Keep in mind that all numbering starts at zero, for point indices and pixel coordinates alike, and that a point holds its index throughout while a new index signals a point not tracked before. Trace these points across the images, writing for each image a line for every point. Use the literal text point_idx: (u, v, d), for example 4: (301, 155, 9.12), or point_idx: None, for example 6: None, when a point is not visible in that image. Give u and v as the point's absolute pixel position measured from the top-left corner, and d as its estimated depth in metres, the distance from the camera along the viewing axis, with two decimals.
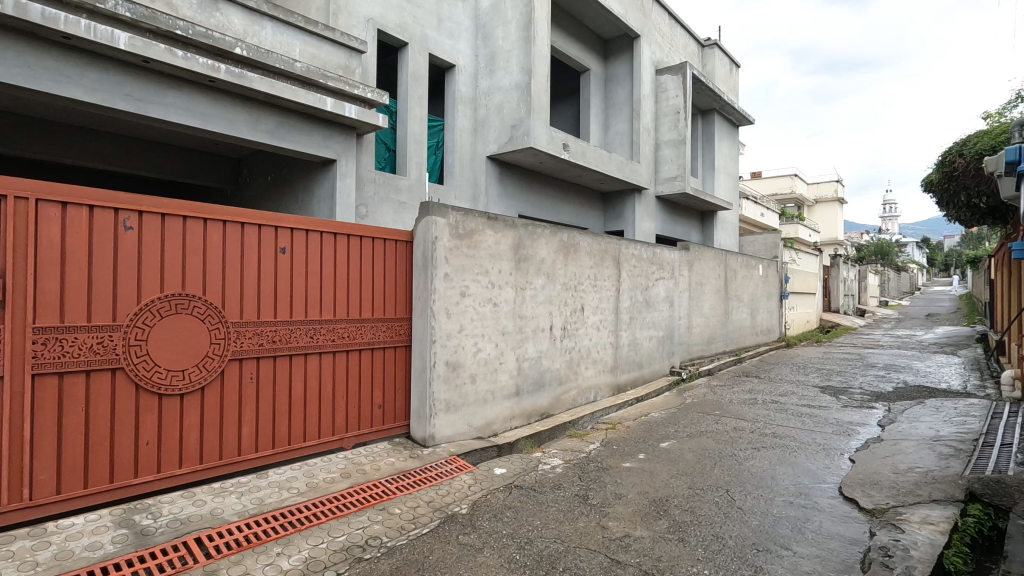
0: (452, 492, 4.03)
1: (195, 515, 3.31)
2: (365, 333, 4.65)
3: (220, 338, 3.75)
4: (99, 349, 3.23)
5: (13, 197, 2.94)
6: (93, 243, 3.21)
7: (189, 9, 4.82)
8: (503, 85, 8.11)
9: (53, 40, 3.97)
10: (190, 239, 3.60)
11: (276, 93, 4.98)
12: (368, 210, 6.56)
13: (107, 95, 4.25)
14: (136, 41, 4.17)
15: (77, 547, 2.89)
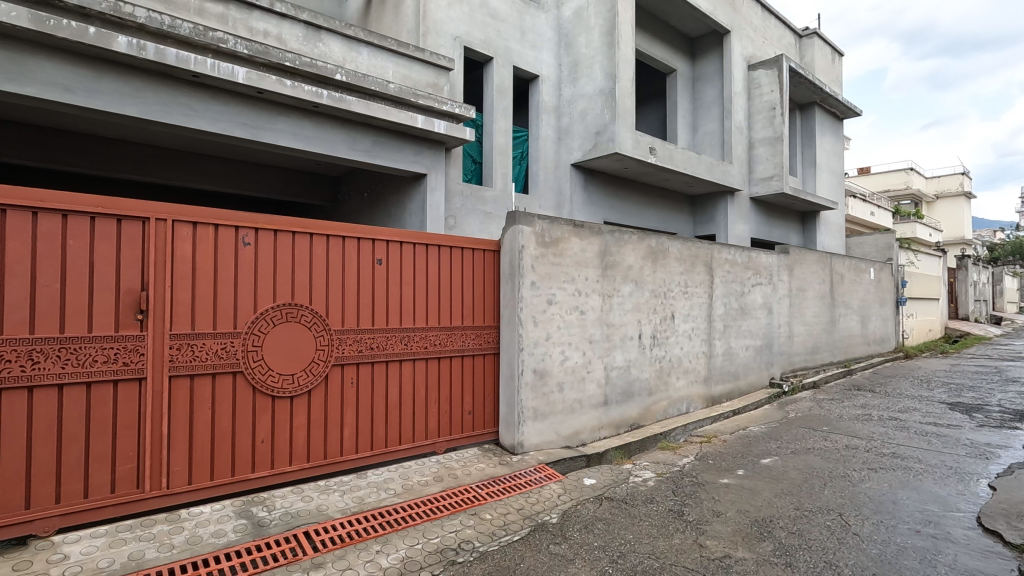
0: (542, 500, 4.02)
1: (304, 510, 3.55)
2: (455, 341, 4.78)
3: (325, 345, 4.00)
4: (223, 353, 3.56)
5: (155, 219, 3.33)
6: (218, 258, 3.56)
7: (296, 42, 5.25)
8: (587, 92, 8.08)
9: (184, 79, 4.48)
10: (298, 253, 3.90)
11: (371, 113, 5.28)
12: (456, 221, 6.77)
13: (228, 124, 4.72)
14: (251, 74, 4.60)
15: (205, 533, 3.19)
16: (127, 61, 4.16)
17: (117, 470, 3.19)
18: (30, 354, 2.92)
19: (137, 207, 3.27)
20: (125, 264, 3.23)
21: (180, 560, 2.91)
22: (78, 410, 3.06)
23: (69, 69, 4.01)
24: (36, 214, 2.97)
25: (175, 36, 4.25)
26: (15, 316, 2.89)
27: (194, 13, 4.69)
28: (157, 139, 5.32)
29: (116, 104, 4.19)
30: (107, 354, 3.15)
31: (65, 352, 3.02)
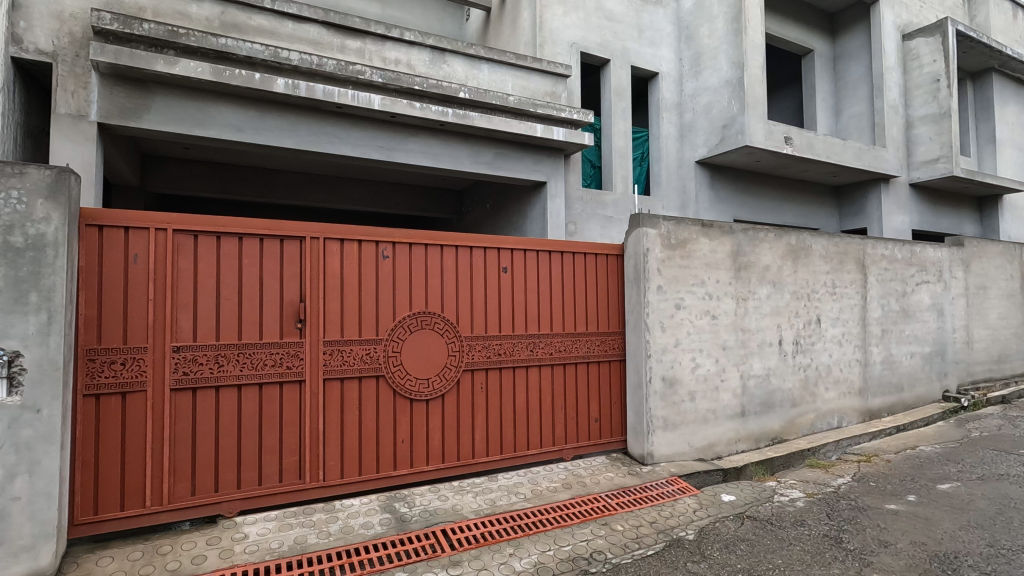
0: (676, 515, 3.83)
1: (441, 509, 3.73)
2: (580, 347, 4.74)
3: (456, 351, 4.19)
4: (367, 359, 3.86)
5: (310, 238, 3.72)
6: (362, 271, 3.88)
7: (423, 66, 5.59)
8: (712, 84, 7.66)
9: (330, 111, 4.97)
10: (430, 264, 4.13)
11: (493, 127, 5.46)
12: (577, 226, 6.75)
13: (366, 148, 5.16)
14: (386, 100, 4.97)
15: (356, 524, 3.48)
16: (285, 100, 4.71)
17: (283, 462, 3.59)
18: (216, 358, 3.40)
19: (295, 227, 3.68)
20: (287, 279, 3.64)
21: (336, 547, 3.20)
22: (253, 407, 3.50)
23: (240, 112, 4.64)
24: (220, 237, 3.46)
25: (322, 73, 4.73)
26: (205, 325, 3.39)
27: (338, 50, 5.19)
28: (308, 166, 5.96)
29: (276, 138, 4.77)
30: (274, 358, 3.56)
31: (242, 357, 3.48)
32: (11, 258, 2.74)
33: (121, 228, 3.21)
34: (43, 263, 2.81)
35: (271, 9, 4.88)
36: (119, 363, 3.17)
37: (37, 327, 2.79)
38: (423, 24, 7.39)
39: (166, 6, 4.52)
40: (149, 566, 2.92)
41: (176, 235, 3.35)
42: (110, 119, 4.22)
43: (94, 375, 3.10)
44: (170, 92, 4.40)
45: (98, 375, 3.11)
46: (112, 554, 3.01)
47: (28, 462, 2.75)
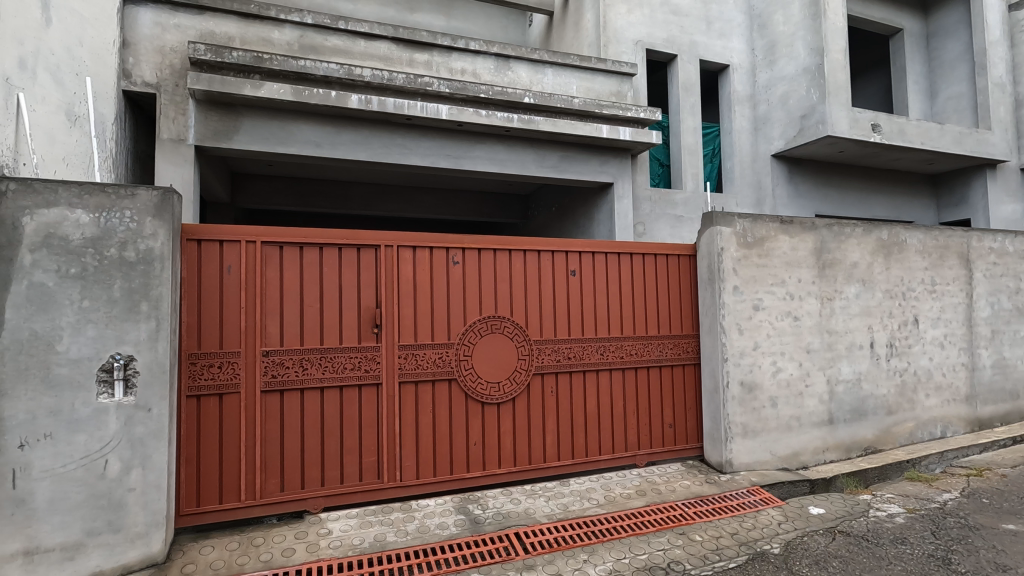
0: (759, 527, 3.64)
1: (514, 512, 3.75)
2: (653, 350, 4.63)
3: (526, 355, 4.20)
4: (440, 362, 3.96)
5: (385, 246, 3.86)
6: (433, 276, 3.98)
7: (488, 74, 5.68)
8: (788, 74, 7.27)
9: (401, 123, 5.15)
10: (499, 269, 4.17)
11: (559, 130, 5.45)
12: (645, 227, 6.60)
13: (435, 157, 5.30)
14: (453, 109, 5.09)
15: (432, 524, 3.56)
16: (358, 115, 4.93)
17: (363, 461, 3.74)
18: (301, 362, 3.60)
19: (370, 236, 3.83)
20: (364, 286, 3.80)
21: (413, 546, 3.29)
22: (335, 409, 3.68)
23: (318, 128, 4.90)
24: (302, 247, 3.67)
25: (392, 87, 4.90)
26: (290, 331, 3.60)
27: (406, 64, 5.37)
28: (380, 177, 6.20)
29: (351, 151, 5.00)
30: (353, 362, 3.72)
31: (324, 360, 3.66)
32: (125, 271, 3.04)
33: (216, 241, 3.47)
34: (152, 275, 3.09)
35: (344, 30, 5.12)
36: (216, 366, 3.42)
37: (147, 333, 3.07)
38: (487, 32, 7.51)
39: (252, 34, 4.85)
40: (244, 556, 3.13)
41: (264, 246, 3.58)
42: (205, 141, 4.58)
43: (195, 377, 3.37)
44: (256, 113, 4.72)
45: (199, 377, 3.38)
46: (212, 544, 3.24)
47: (141, 456, 3.03)
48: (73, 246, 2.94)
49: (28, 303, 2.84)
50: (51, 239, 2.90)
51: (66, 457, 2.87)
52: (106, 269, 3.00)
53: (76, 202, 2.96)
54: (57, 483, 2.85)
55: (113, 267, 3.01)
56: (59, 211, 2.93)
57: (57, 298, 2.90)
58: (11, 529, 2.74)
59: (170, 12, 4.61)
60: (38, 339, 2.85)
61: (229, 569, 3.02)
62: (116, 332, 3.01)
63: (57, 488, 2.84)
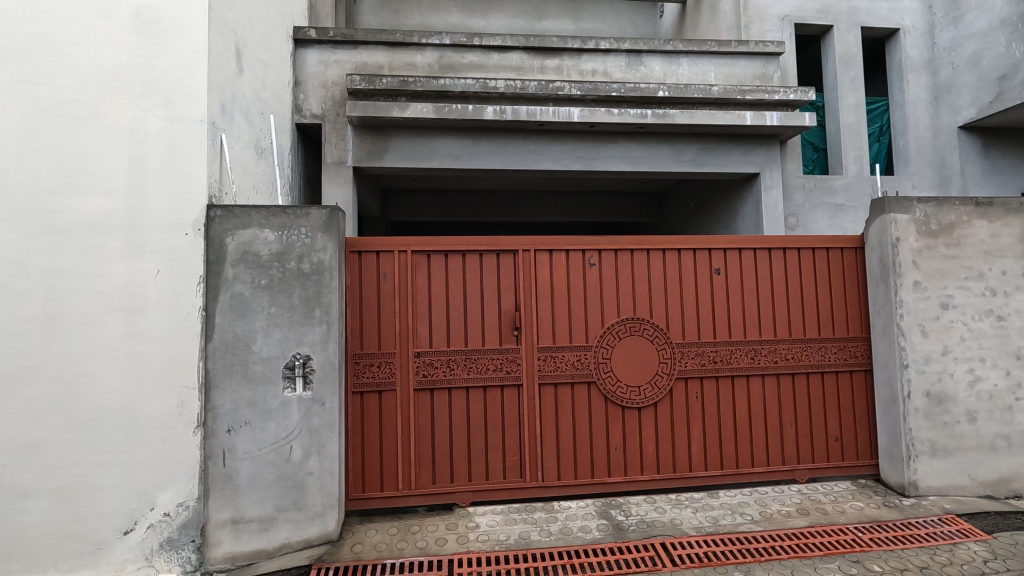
0: (956, 563, 3.12)
1: (659, 521, 3.61)
2: (813, 354, 4.19)
3: (668, 358, 4.04)
4: (579, 365, 3.95)
5: (522, 250, 3.96)
6: (570, 279, 4.00)
7: (620, 71, 5.57)
8: (978, 29, 6.17)
9: (533, 130, 5.26)
10: (638, 270, 4.07)
11: (696, 122, 5.17)
12: (799, 219, 5.99)
13: (568, 160, 5.33)
14: (584, 111, 5.07)
15: (574, 526, 3.55)
16: (494, 125, 5.13)
17: (506, 460, 3.86)
18: (448, 362, 3.83)
19: (509, 242, 3.95)
20: (503, 289, 3.93)
21: (556, 547, 3.32)
22: (479, 408, 3.85)
23: (458, 142, 5.20)
24: (447, 255, 3.91)
25: (525, 95, 5.02)
26: (438, 334, 3.84)
27: (538, 71, 5.47)
28: (514, 184, 6.38)
29: (487, 161, 5.22)
30: (495, 363, 3.87)
31: (469, 361, 3.85)
32: (302, 281, 3.47)
33: (374, 252, 3.82)
34: (323, 284, 3.49)
35: (479, 45, 5.36)
36: (376, 366, 3.76)
37: (320, 335, 3.47)
38: (616, 29, 7.39)
39: (398, 60, 5.28)
40: (403, 541, 3.40)
41: (413, 255, 3.87)
42: (361, 162, 5.08)
43: (359, 375, 3.73)
44: (403, 133, 5.13)
45: (362, 375, 3.74)
46: (376, 527, 3.57)
47: (317, 444, 3.42)
48: (263, 260, 3.43)
49: (231, 309, 3.37)
50: (247, 255, 3.41)
51: (261, 442, 3.35)
52: (287, 279, 3.45)
53: (264, 223, 3.44)
54: (255, 464, 3.34)
55: (292, 278, 3.45)
56: (252, 231, 3.43)
57: (252, 305, 3.40)
58: (223, 500, 3.29)
59: (331, 50, 5.16)
60: (239, 340, 3.37)
61: (390, 553, 3.30)
62: (296, 335, 3.44)
63: (255, 468, 3.34)
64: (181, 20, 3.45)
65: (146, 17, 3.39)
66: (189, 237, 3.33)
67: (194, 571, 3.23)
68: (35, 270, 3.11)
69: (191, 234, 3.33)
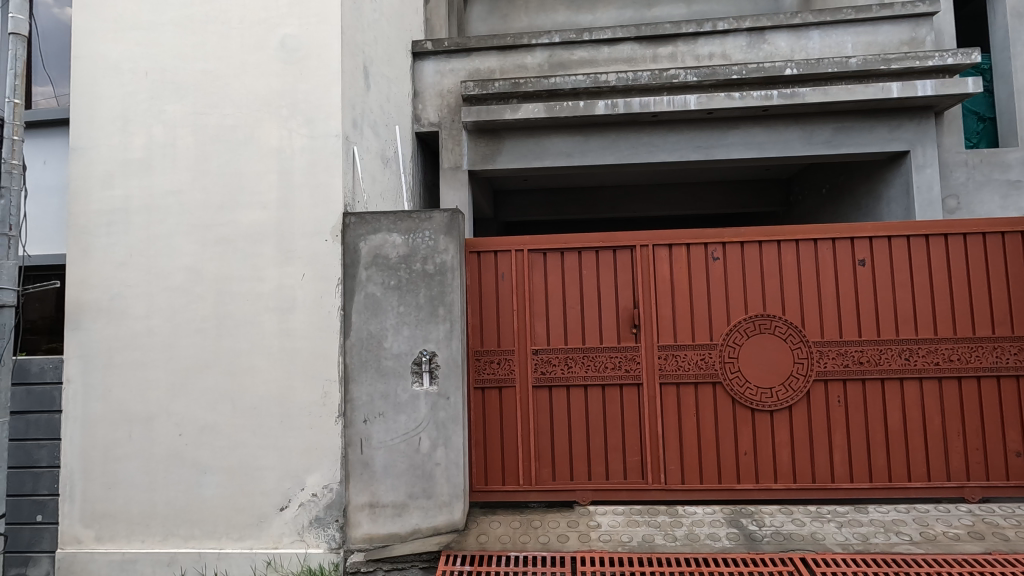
0: None
1: (798, 534, 3.34)
2: (984, 355, 3.65)
3: (804, 358, 3.73)
4: (703, 364, 3.77)
5: (640, 246, 3.86)
6: (692, 274, 3.82)
7: (741, 52, 5.22)
8: None
9: (647, 122, 5.11)
10: (767, 263, 3.79)
11: (832, 99, 4.71)
12: (960, 200, 5.23)
13: (685, 151, 5.11)
14: (702, 98, 4.82)
15: (702, 533, 3.39)
16: (606, 120, 5.05)
17: (627, 460, 3.79)
18: (566, 360, 3.84)
19: (627, 237, 3.86)
20: (621, 286, 3.86)
21: (684, 553, 3.22)
22: (598, 406, 3.82)
23: (569, 139, 5.19)
24: (563, 253, 3.91)
25: (638, 87, 4.88)
26: (556, 332, 3.87)
27: (651, 61, 5.29)
28: (625, 178, 6.24)
29: (599, 156, 5.16)
30: (614, 361, 3.81)
31: (587, 359, 3.83)
32: (427, 282, 3.66)
33: (492, 252, 3.93)
34: (446, 284, 3.65)
35: (590, 41, 5.31)
36: (496, 362, 3.86)
37: (445, 332, 3.63)
38: (734, 8, 6.95)
39: (510, 63, 5.38)
40: (526, 535, 3.47)
41: (530, 254, 3.92)
42: (476, 166, 5.25)
43: (480, 371, 3.86)
44: (516, 134, 5.23)
45: (484, 372, 3.86)
46: (499, 519, 3.66)
47: (444, 437, 3.58)
48: (392, 263, 3.66)
49: (365, 309, 3.64)
50: (378, 259, 3.66)
51: (394, 432, 3.59)
52: (414, 280, 3.66)
53: (392, 227, 3.68)
54: (389, 453, 3.58)
55: (419, 279, 3.65)
56: (382, 235, 3.67)
57: (383, 305, 3.65)
58: (362, 484, 3.56)
59: (446, 58, 5.35)
60: (373, 337, 3.63)
61: (515, 545, 3.39)
62: (423, 333, 3.63)
63: (389, 457, 3.58)
64: (320, 46, 3.74)
65: (290, 47, 3.76)
66: (328, 243, 3.63)
67: (338, 549, 3.51)
68: (208, 275, 3.67)
69: (330, 240, 3.64)
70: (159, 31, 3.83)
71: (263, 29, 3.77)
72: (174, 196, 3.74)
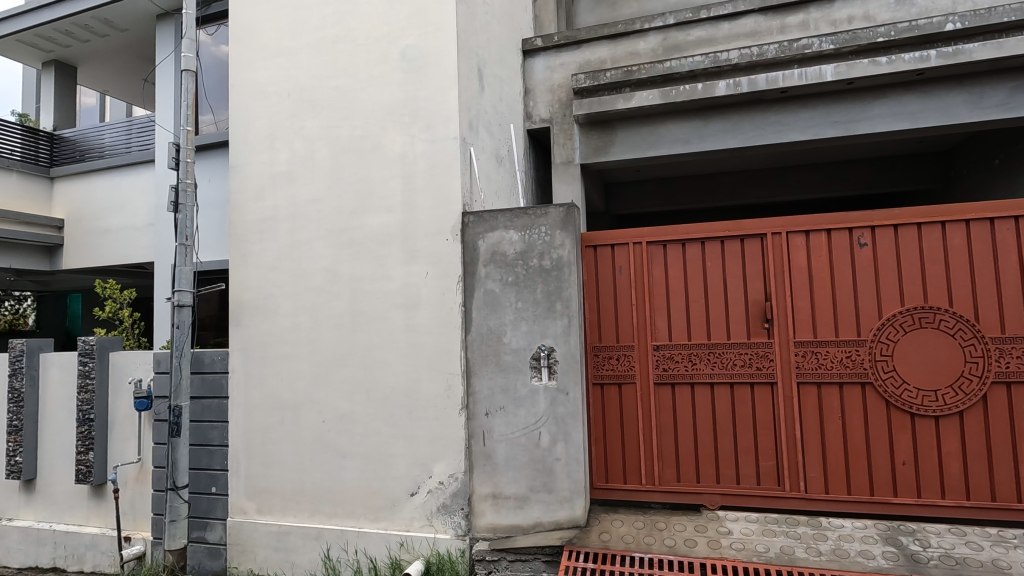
0: None
1: (974, 560, 2.89)
2: None
3: (977, 357, 3.24)
4: (849, 363, 3.40)
5: (771, 234, 3.57)
6: (834, 263, 3.46)
7: (887, 12, 4.65)
8: None
9: (775, 99, 4.71)
10: (928, 248, 3.33)
11: (1007, 53, 4.03)
12: None
13: (820, 128, 4.64)
14: (841, 67, 4.35)
15: (851, 549, 3.06)
16: (727, 101, 4.74)
17: (760, 465, 3.53)
18: (689, 356, 3.66)
19: (756, 225, 3.59)
20: (750, 279, 3.60)
21: (830, 570, 2.92)
22: (726, 406, 3.59)
23: (687, 125, 4.94)
24: (684, 244, 3.73)
25: (763, 62, 4.52)
26: (678, 327, 3.70)
27: (778, 33, 4.87)
28: (748, 162, 5.82)
29: (721, 140, 4.85)
30: (744, 358, 3.56)
31: (712, 356, 3.63)
32: (544, 277, 3.68)
33: (609, 246, 3.85)
34: (563, 279, 3.64)
35: (708, 18, 5.00)
36: (615, 358, 3.79)
37: (563, 328, 3.62)
38: None
39: (621, 51, 5.21)
40: (650, 537, 3.36)
41: (649, 246, 3.79)
42: (589, 159, 5.17)
43: (599, 367, 3.81)
44: (629, 124, 5.08)
45: (602, 367, 3.81)
46: (621, 518, 3.58)
47: (564, 432, 3.58)
48: (510, 259, 3.73)
49: (485, 305, 3.74)
50: (496, 256, 3.74)
51: (514, 426, 3.65)
52: (531, 275, 3.69)
53: (509, 224, 3.73)
54: (511, 447, 3.65)
55: (536, 275, 3.68)
56: (500, 232, 3.74)
57: (502, 300, 3.72)
58: (485, 475, 3.67)
59: (556, 54, 5.33)
60: (492, 333, 3.72)
61: (638, 546, 3.29)
62: (541, 328, 3.66)
63: (511, 450, 3.65)
64: (437, 53, 3.89)
65: (410, 56, 3.95)
66: (449, 242, 3.78)
67: (464, 536, 3.64)
68: (343, 276, 3.98)
69: (450, 239, 3.78)
70: (297, 54, 4.21)
71: (385, 43, 4.01)
72: (313, 204, 4.10)
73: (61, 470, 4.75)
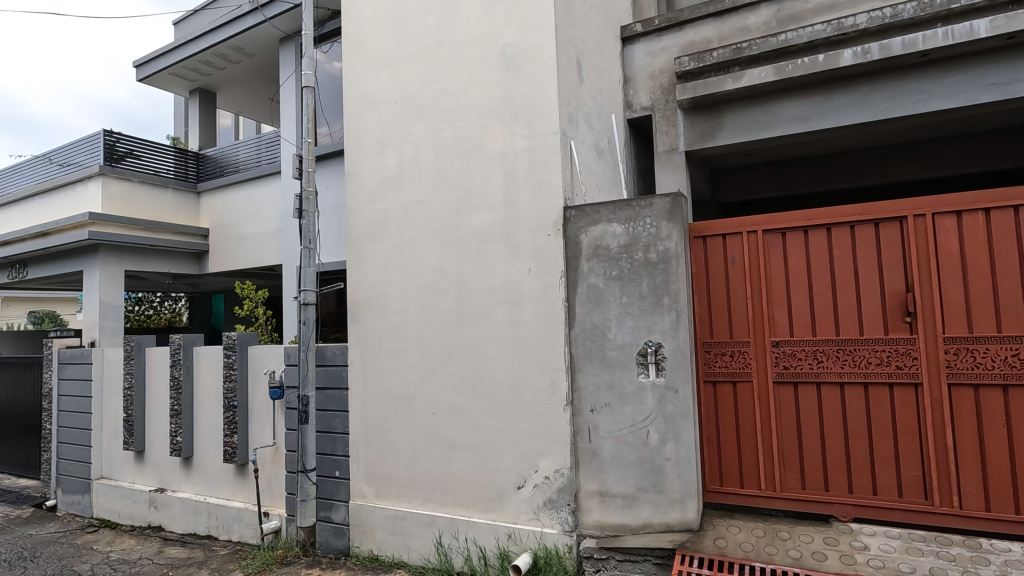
0: None
1: None
2: None
3: None
4: (1016, 362, 2.94)
5: (913, 216, 3.17)
6: (995, 246, 3.01)
7: None
8: None
9: (913, 64, 4.18)
10: None
11: None
12: None
13: (971, 92, 4.05)
14: (998, 20, 3.76)
15: None
16: (854, 71, 4.28)
17: (901, 475, 3.16)
18: (815, 353, 3.36)
19: (894, 208, 3.21)
20: (886, 267, 3.23)
21: None
22: (859, 409, 3.26)
23: (806, 102, 4.53)
24: (807, 231, 3.43)
25: (898, 24, 4.03)
26: (800, 321, 3.41)
27: None
28: (878, 138, 5.22)
29: (846, 115, 4.39)
30: (881, 356, 3.21)
31: (842, 353, 3.30)
32: (650, 271, 3.56)
33: (719, 236, 3.64)
34: (671, 273, 3.50)
35: None
36: (728, 355, 3.58)
37: (671, 323, 3.48)
38: None
39: (729, 28, 4.89)
40: (772, 546, 3.13)
41: (765, 235, 3.53)
42: (694, 145, 4.91)
43: (710, 364, 3.62)
44: (739, 106, 4.76)
45: (714, 365, 3.61)
46: (738, 525, 3.38)
47: (673, 431, 3.44)
48: (613, 253, 3.64)
49: (588, 300, 3.69)
50: (599, 249, 3.67)
51: (621, 423, 3.57)
52: (636, 269, 3.59)
53: (612, 217, 3.65)
54: (618, 445, 3.57)
55: (641, 268, 3.57)
56: (602, 226, 3.67)
57: (606, 296, 3.65)
58: (591, 472, 3.62)
59: (657, 38, 5.11)
60: (597, 328, 3.66)
61: (759, 556, 3.08)
62: (647, 323, 3.54)
63: (618, 448, 3.57)
64: (535, 48, 3.89)
65: (510, 54, 3.98)
66: (551, 238, 3.76)
67: (571, 532, 3.63)
68: (449, 273, 4.11)
69: (552, 234, 3.77)
70: (403, 63, 4.41)
71: (485, 43, 4.08)
72: (420, 205, 4.28)
73: (212, 449, 5.37)
